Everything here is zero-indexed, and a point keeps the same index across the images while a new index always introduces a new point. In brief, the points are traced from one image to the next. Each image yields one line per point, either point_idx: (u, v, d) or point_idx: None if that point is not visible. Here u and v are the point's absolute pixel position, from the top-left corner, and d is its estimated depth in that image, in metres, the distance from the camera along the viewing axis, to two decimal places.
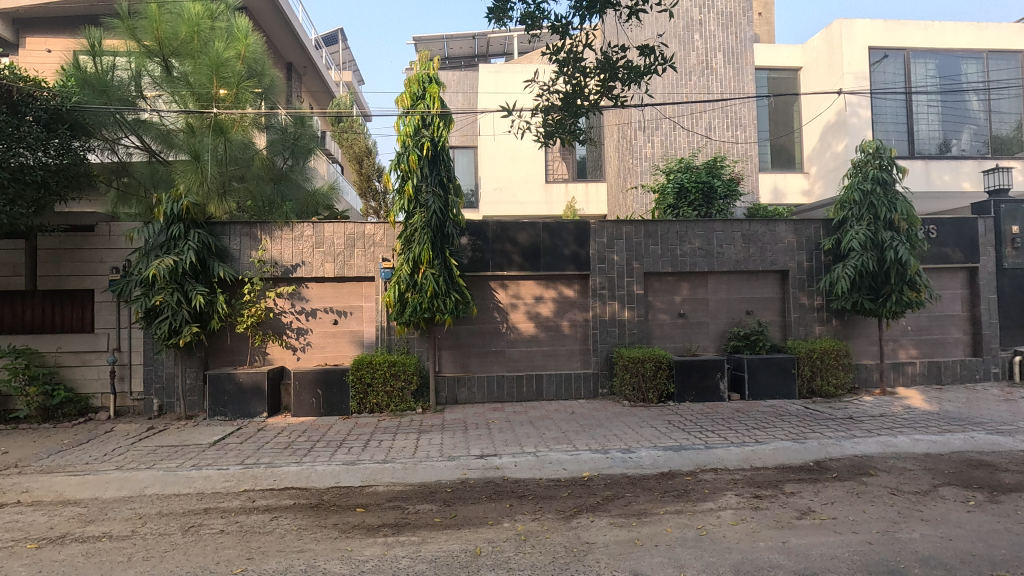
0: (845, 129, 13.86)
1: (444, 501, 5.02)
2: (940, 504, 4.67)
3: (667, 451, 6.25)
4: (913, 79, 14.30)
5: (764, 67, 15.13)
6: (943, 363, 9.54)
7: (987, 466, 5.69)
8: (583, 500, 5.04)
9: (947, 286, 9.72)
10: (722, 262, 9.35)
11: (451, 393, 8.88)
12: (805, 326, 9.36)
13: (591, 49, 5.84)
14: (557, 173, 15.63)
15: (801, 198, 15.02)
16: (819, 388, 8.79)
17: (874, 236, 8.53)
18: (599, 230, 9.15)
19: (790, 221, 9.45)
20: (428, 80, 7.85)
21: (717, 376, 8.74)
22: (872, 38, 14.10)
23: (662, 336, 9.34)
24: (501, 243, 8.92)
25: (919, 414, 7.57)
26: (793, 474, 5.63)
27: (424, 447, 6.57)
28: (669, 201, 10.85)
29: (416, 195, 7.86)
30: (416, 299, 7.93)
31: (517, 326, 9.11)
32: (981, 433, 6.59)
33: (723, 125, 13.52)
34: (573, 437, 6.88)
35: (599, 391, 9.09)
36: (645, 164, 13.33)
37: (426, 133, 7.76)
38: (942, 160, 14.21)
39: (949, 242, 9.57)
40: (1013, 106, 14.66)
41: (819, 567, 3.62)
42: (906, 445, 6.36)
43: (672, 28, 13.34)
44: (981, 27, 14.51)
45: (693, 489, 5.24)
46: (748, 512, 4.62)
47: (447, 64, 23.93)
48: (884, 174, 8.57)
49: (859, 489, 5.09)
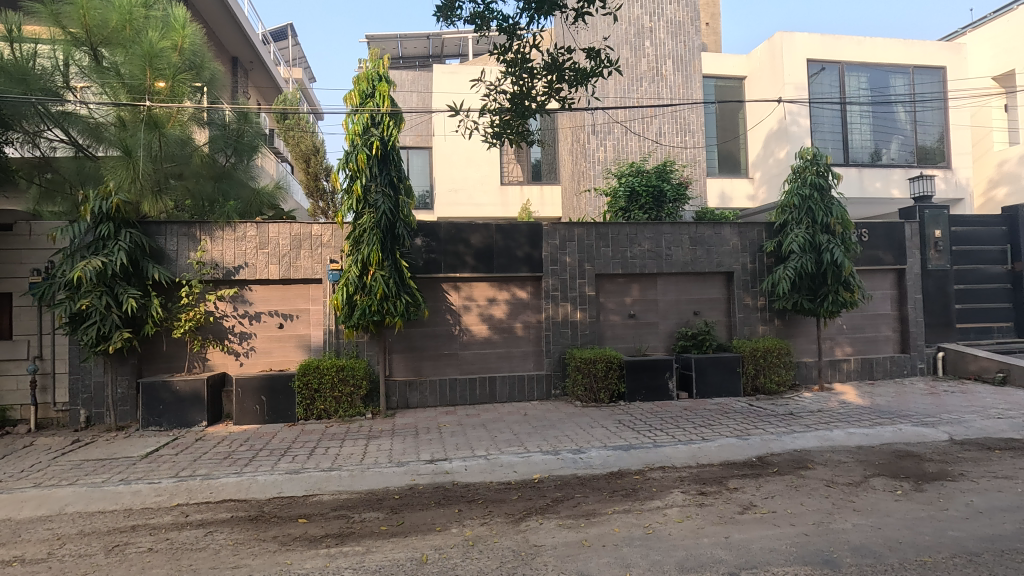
0: (787, 137, 14.46)
1: (391, 509, 4.90)
2: (871, 494, 4.90)
3: (617, 450, 6.31)
4: (847, 91, 15.08)
5: (712, 75, 15.65)
6: (875, 360, 10.07)
7: (913, 456, 6.02)
8: (533, 502, 5.02)
9: (878, 287, 10.27)
10: (671, 264, 9.55)
11: (403, 398, 8.71)
12: (749, 325, 9.69)
13: (539, 50, 5.85)
14: (512, 175, 15.71)
15: (746, 203, 15.59)
16: (762, 385, 9.10)
17: (813, 239, 8.91)
18: (552, 232, 9.19)
19: (735, 224, 9.77)
20: (378, 78, 7.71)
21: (666, 375, 8.93)
22: (810, 51, 14.82)
23: (614, 337, 9.46)
24: (454, 245, 8.84)
25: (854, 409, 7.97)
26: (737, 469, 5.79)
27: (372, 453, 6.40)
28: (621, 204, 11.04)
29: (365, 195, 7.68)
30: (365, 302, 7.72)
31: (470, 329, 9.03)
32: (909, 426, 6.98)
33: (672, 130, 13.87)
34: (525, 439, 6.86)
35: (551, 393, 9.13)
36: (598, 167, 13.53)
37: (375, 132, 7.60)
38: (873, 168, 15.07)
39: (880, 245, 10.12)
40: (936, 118, 15.65)
41: (760, 560, 3.72)
42: (841, 438, 6.66)
43: (623, 34, 13.61)
44: (907, 44, 15.45)
45: (642, 488, 5.31)
46: (693, 509, 4.70)
47: (401, 64, 23.65)
48: (821, 180, 8.98)
49: (798, 482, 5.29)
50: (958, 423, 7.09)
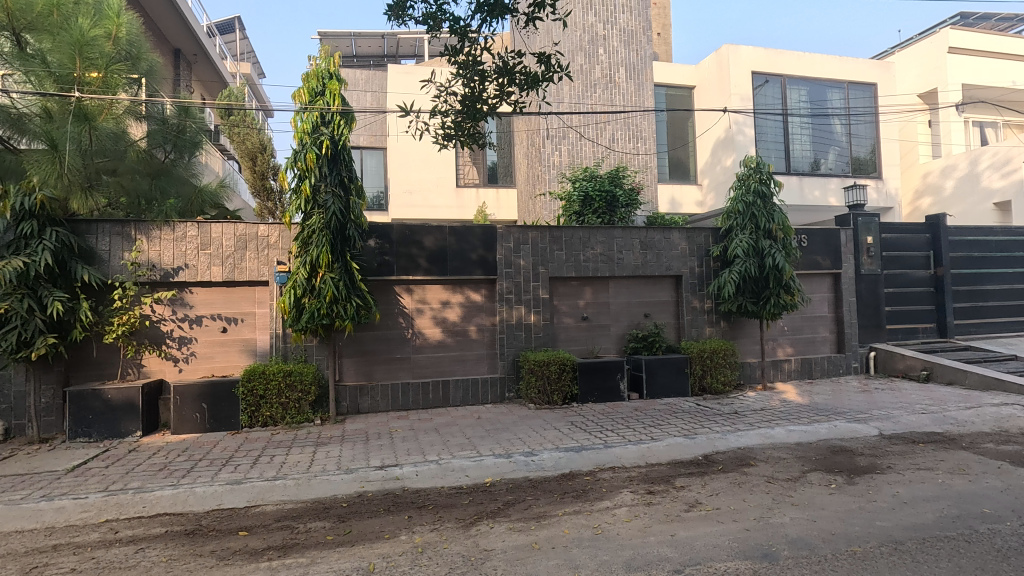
0: (733, 146, 15.02)
1: (338, 517, 4.77)
2: (807, 489, 5.13)
3: (569, 452, 6.36)
4: (789, 103, 15.80)
5: (663, 84, 16.07)
6: (814, 360, 10.57)
7: (847, 451, 6.35)
8: (484, 506, 4.99)
9: (817, 290, 10.78)
10: (623, 267, 9.74)
11: (354, 403, 8.52)
12: (697, 327, 10.00)
13: (490, 53, 5.85)
14: (468, 177, 15.69)
15: (695, 209, 16.08)
16: (709, 385, 9.39)
17: (756, 245, 9.28)
18: (506, 235, 9.21)
19: (683, 229, 10.06)
20: (328, 77, 7.57)
21: (618, 377, 9.08)
22: (755, 63, 15.47)
23: (567, 339, 9.55)
24: (407, 246, 8.72)
25: (793, 407, 8.33)
26: (683, 468, 5.95)
27: (320, 460, 6.23)
28: (575, 208, 11.19)
29: (314, 195, 7.48)
30: (314, 305, 7.50)
31: (423, 332, 8.92)
32: (843, 422, 7.35)
33: (625, 137, 14.15)
34: (478, 443, 6.82)
35: (505, 395, 9.13)
36: (552, 171, 13.65)
37: (325, 132, 7.42)
38: (813, 177, 15.84)
39: (818, 250, 10.64)
40: (868, 131, 16.60)
41: (703, 556, 3.82)
42: (781, 435, 6.95)
43: (577, 41, 13.81)
44: (842, 60, 16.32)
45: (592, 489, 5.38)
46: (640, 509, 4.79)
47: (355, 63, 23.23)
48: (763, 187, 9.35)
49: (741, 479, 5.48)
50: (886, 419, 7.51)
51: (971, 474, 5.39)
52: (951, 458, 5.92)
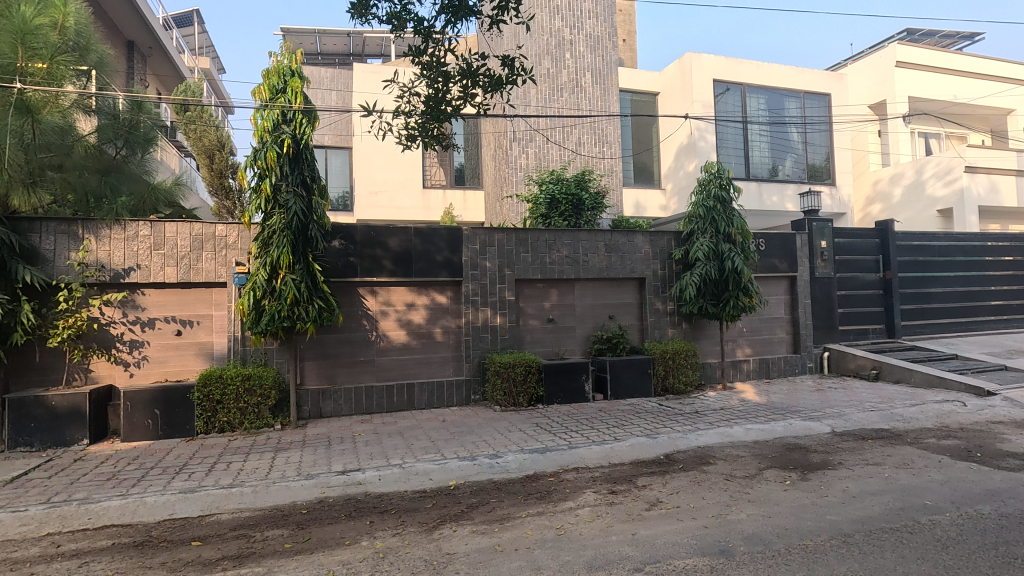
0: (695, 151, 15.38)
1: (298, 524, 4.66)
2: (763, 485, 5.28)
3: (533, 453, 6.38)
4: (748, 111, 16.29)
5: (628, 89, 16.33)
6: (771, 360, 10.91)
7: (801, 448, 6.57)
8: (448, 509, 4.96)
9: (774, 292, 11.13)
10: (588, 270, 9.84)
11: (316, 407, 8.34)
12: (660, 328, 10.19)
13: (454, 54, 5.87)
14: (435, 178, 15.59)
15: (659, 213, 16.40)
16: (671, 385, 9.58)
17: (716, 248, 9.52)
18: (471, 237, 9.18)
19: (647, 232, 10.24)
20: (290, 74, 7.43)
21: (583, 378, 9.17)
22: (716, 72, 15.90)
23: (533, 341, 9.59)
24: (371, 248, 8.61)
25: (752, 406, 8.57)
26: (645, 467, 6.05)
27: (280, 466, 6.07)
28: (541, 210, 11.26)
29: (275, 195, 7.30)
30: (274, 307, 7.31)
31: (387, 334, 8.82)
32: (798, 420, 7.60)
33: (591, 141, 14.32)
34: (442, 446, 6.77)
35: (471, 398, 9.10)
36: (519, 173, 13.68)
37: (286, 130, 7.26)
38: (771, 183, 16.35)
39: (775, 254, 10.98)
40: (823, 139, 17.24)
41: (663, 554, 3.88)
42: (739, 434, 7.14)
43: (544, 45, 13.92)
44: (799, 71, 16.92)
45: (556, 489, 5.42)
46: (603, 508, 4.84)
47: (320, 60, 22.82)
48: (723, 192, 9.61)
49: (700, 477, 5.60)
50: (838, 416, 7.81)
51: (915, 467, 5.66)
52: (897, 453, 6.20)
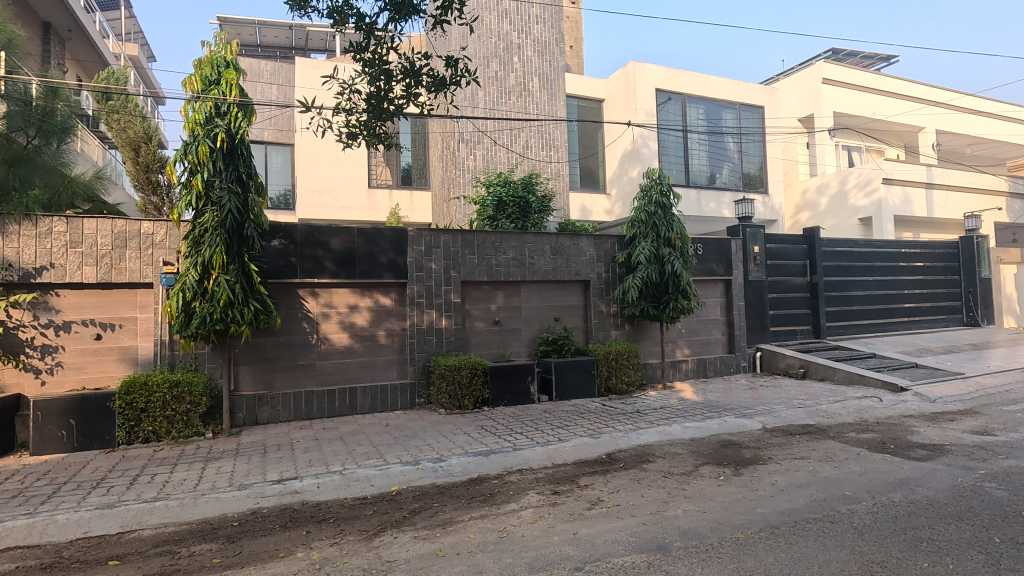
0: (639, 158, 15.79)
1: (228, 538, 4.44)
2: (699, 481, 5.48)
3: (477, 456, 6.36)
4: (688, 120, 16.94)
5: (575, 95, 16.60)
6: (708, 360, 11.35)
7: (735, 444, 6.86)
8: (389, 516, 4.86)
9: (711, 295, 11.60)
10: (534, 272, 9.91)
11: (251, 413, 7.99)
12: (603, 330, 10.41)
13: (396, 53, 5.79)
14: (380, 178, 15.29)
15: (604, 217, 16.73)
16: (614, 385, 9.79)
17: (657, 252, 9.82)
18: (417, 238, 9.05)
19: (591, 236, 10.42)
20: (225, 65, 7.11)
21: (528, 380, 9.23)
22: (659, 81, 16.44)
23: (479, 343, 9.56)
24: (312, 248, 8.35)
25: (689, 404, 8.88)
26: (587, 467, 6.15)
27: (210, 477, 5.77)
28: (488, 213, 11.26)
29: (207, 191, 6.95)
30: (205, 310, 6.94)
31: (328, 337, 8.56)
32: (733, 418, 7.94)
33: (538, 145, 14.45)
34: (385, 451, 6.63)
35: (415, 401, 8.97)
36: (467, 175, 13.62)
37: (220, 123, 6.93)
38: (709, 190, 17.04)
39: (713, 258, 11.45)
40: (757, 149, 18.12)
41: (603, 552, 3.95)
42: (678, 432, 7.38)
43: (492, 48, 13.95)
44: (735, 83, 17.74)
45: (499, 492, 5.41)
46: (545, 509, 4.88)
47: (260, 52, 21.94)
48: (664, 198, 9.92)
49: (640, 475, 5.75)
50: (768, 414, 8.22)
51: (836, 460, 6.02)
52: (820, 447, 6.58)
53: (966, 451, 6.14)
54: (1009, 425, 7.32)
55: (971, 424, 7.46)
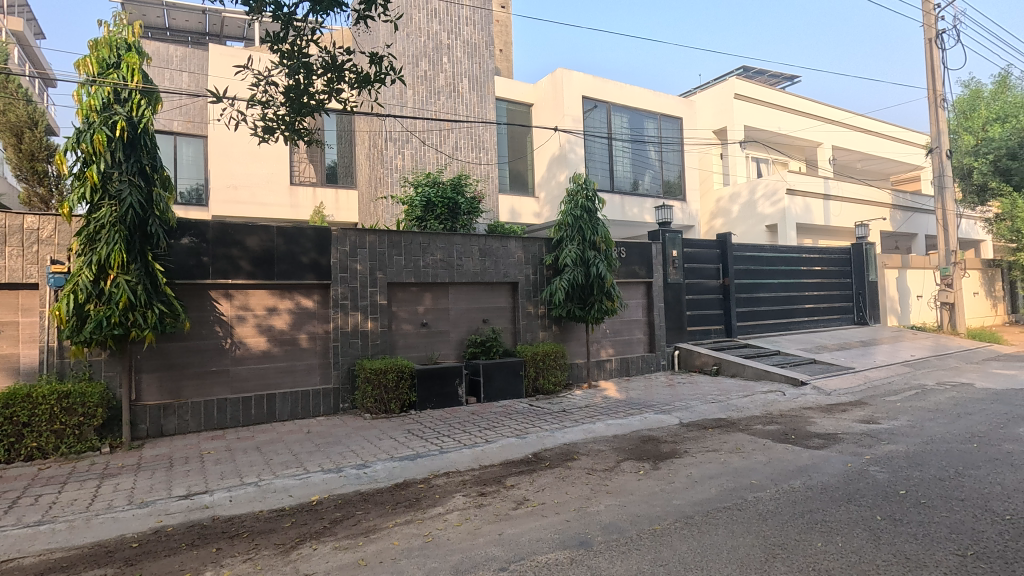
0: (566, 162, 16.17)
1: (126, 561, 4.09)
2: (621, 476, 5.69)
3: (403, 461, 6.24)
4: (613, 128, 17.56)
5: (504, 98, 16.77)
6: (630, 359, 11.79)
7: (654, 439, 7.18)
8: (308, 527, 4.67)
9: (633, 297, 12.06)
10: (462, 274, 9.88)
11: (156, 425, 7.41)
12: (531, 331, 10.55)
13: (317, 46, 5.59)
14: (304, 175, 14.72)
15: (533, 220, 16.99)
16: (541, 385, 9.96)
17: (582, 255, 10.08)
18: (341, 238, 8.77)
19: (520, 238, 10.53)
20: (126, 48, 6.59)
21: (456, 382, 9.18)
22: (585, 89, 16.93)
23: (406, 346, 9.40)
24: (226, 247, 7.88)
25: (613, 403, 9.19)
26: (514, 467, 6.22)
27: (106, 496, 5.28)
28: (417, 213, 11.10)
29: (104, 184, 6.37)
30: (102, 313, 6.34)
31: (244, 342, 8.10)
32: (652, 414, 8.31)
33: (467, 146, 14.42)
34: (305, 459, 6.36)
35: (339, 407, 8.67)
36: (395, 174, 13.36)
37: (120, 111, 6.39)
38: (632, 196, 17.72)
39: (635, 262, 11.93)
40: (677, 159, 19.07)
41: (527, 551, 4.00)
42: (601, 429, 7.62)
43: (421, 47, 13.79)
44: (656, 94, 18.58)
45: (425, 496, 5.34)
46: (471, 511, 4.87)
47: (168, 36, 20.42)
48: (589, 203, 10.20)
49: (565, 473, 5.88)
50: (685, 409, 8.67)
51: (745, 451, 6.45)
52: (731, 439, 7.02)
53: (855, 439, 6.78)
54: (891, 414, 8.15)
55: (859, 414, 8.24)
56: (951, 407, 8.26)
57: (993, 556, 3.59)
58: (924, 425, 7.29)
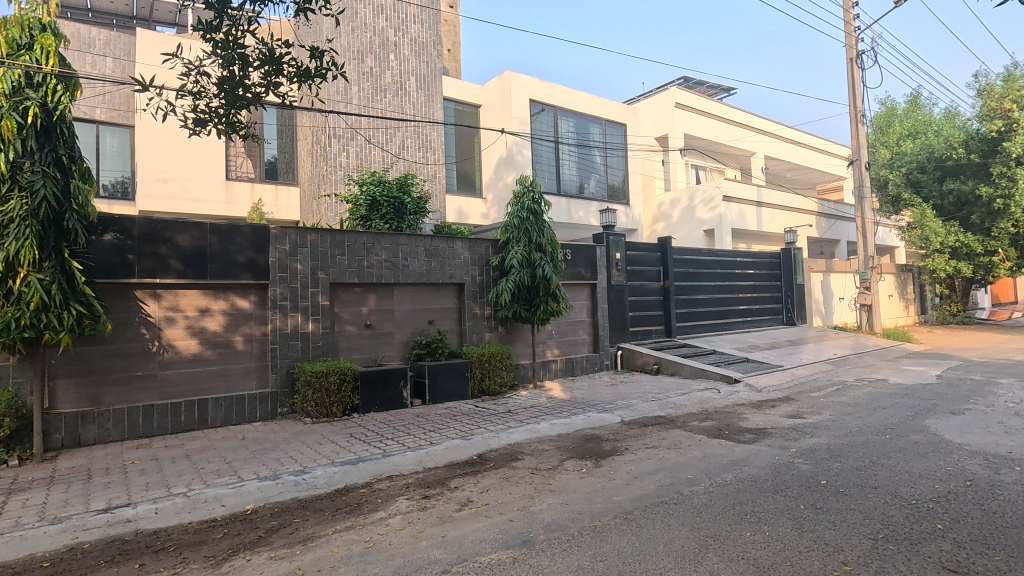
0: (513, 164, 16.25)
1: None
2: (564, 475, 5.78)
3: (344, 465, 6.09)
4: (559, 132, 17.84)
5: (451, 98, 16.71)
6: (575, 359, 12.00)
7: (597, 438, 7.35)
8: (241, 537, 4.47)
9: (578, 298, 12.28)
10: (407, 274, 9.75)
11: (72, 434, 6.89)
12: (477, 332, 10.55)
13: (254, 37, 5.39)
14: (240, 170, 14.10)
15: (480, 221, 17.01)
16: (487, 387, 9.97)
17: (528, 256, 10.16)
18: (280, 236, 8.46)
19: (466, 239, 10.50)
20: (40, 29, 6.14)
21: (400, 384, 9.04)
22: (533, 92, 17.09)
23: (349, 348, 9.19)
24: (154, 245, 7.46)
25: (557, 402, 9.32)
26: (458, 469, 6.19)
27: (13, 512, 4.86)
28: (361, 212, 10.87)
29: (13, 174, 5.86)
30: (9, 314, 5.81)
31: (174, 344, 7.68)
32: (596, 413, 8.49)
33: (414, 146, 14.25)
34: (239, 467, 6.10)
35: (278, 411, 8.35)
36: (338, 172, 13.01)
37: (33, 95, 5.91)
38: (578, 199, 18.03)
39: (580, 263, 12.16)
40: (621, 164, 19.56)
41: (471, 552, 4.00)
42: (545, 429, 7.71)
43: (367, 43, 13.52)
44: (601, 101, 19.02)
45: (367, 501, 5.23)
46: (414, 515, 4.82)
47: (90, 18, 19.07)
48: (536, 205, 10.28)
49: (509, 473, 5.91)
50: (627, 407, 8.91)
51: (682, 447, 6.70)
52: (670, 436, 7.27)
53: (782, 433, 7.19)
54: (815, 409, 8.68)
55: (787, 409, 8.74)
56: (868, 402, 8.90)
57: (900, 538, 3.90)
58: (844, 419, 7.82)
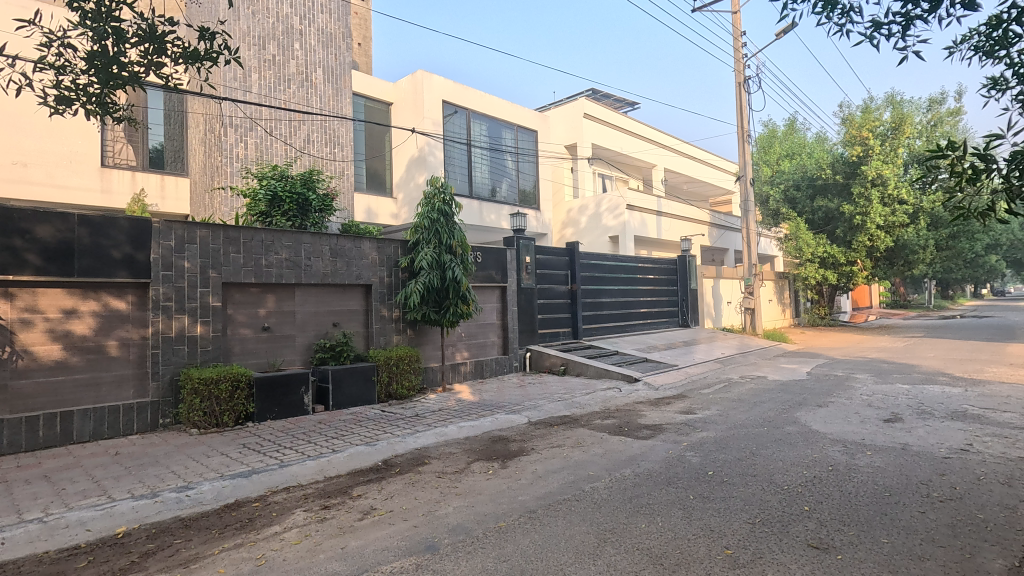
0: (425, 165, 16.03)
1: None
2: (470, 477, 5.78)
3: (235, 479, 5.66)
4: (472, 134, 17.89)
5: (361, 94, 16.24)
6: (485, 362, 12.05)
7: (504, 439, 7.42)
8: (111, 564, 4.03)
9: (488, 300, 12.35)
10: (310, 275, 9.30)
11: None
12: (384, 335, 10.29)
13: (133, 11, 4.88)
14: (119, 157, 12.80)
15: (390, 220, 16.67)
16: (394, 391, 9.73)
17: (438, 258, 10.04)
18: (164, 231, 7.73)
19: (374, 239, 10.20)
20: None
21: (301, 390, 8.59)
22: (446, 94, 16.99)
23: (244, 352, 8.58)
24: (5, 236, 6.53)
25: (466, 405, 9.30)
26: (361, 476, 5.98)
27: None
28: (261, 208, 10.25)
29: None
30: None
31: (31, 350, 6.76)
32: (504, 415, 8.56)
33: (320, 140, 13.63)
34: (111, 485, 5.48)
35: (159, 422, 7.62)
36: (235, 164, 12.16)
37: None
38: (490, 202, 18.14)
39: (490, 266, 12.24)
40: (532, 169, 19.95)
41: (371, 562, 3.87)
42: (453, 432, 7.66)
43: (270, 29, 12.78)
44: (513, 106, 19.30)
45: (260, 515, 4.90)
46: (312, 527, 4.59)
47: None
48: (446, 207, 10.19)
49: (415, 478, 5.80)
50: (534, 408, 9.08)
51: (585, 445, 6.95)
52: (573, 435, 7.50)
53: (676, 428, 7.67)
54: (705, 404, 9.36)
55: (680, 406, 9.35)
56: (751, 397, 9.74)
57: (773, 520, 4.29)
58: (729, 413, 8.50)
